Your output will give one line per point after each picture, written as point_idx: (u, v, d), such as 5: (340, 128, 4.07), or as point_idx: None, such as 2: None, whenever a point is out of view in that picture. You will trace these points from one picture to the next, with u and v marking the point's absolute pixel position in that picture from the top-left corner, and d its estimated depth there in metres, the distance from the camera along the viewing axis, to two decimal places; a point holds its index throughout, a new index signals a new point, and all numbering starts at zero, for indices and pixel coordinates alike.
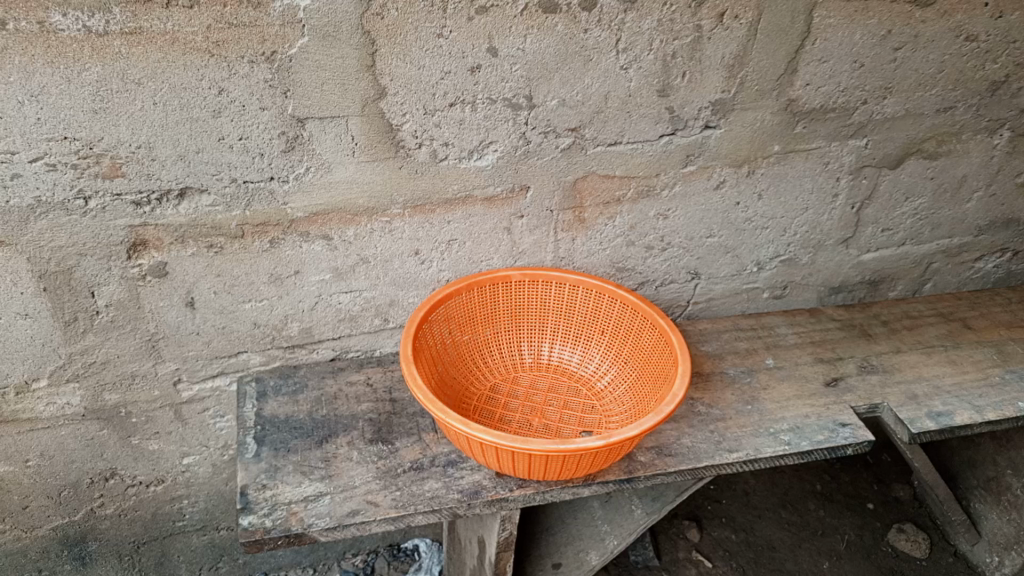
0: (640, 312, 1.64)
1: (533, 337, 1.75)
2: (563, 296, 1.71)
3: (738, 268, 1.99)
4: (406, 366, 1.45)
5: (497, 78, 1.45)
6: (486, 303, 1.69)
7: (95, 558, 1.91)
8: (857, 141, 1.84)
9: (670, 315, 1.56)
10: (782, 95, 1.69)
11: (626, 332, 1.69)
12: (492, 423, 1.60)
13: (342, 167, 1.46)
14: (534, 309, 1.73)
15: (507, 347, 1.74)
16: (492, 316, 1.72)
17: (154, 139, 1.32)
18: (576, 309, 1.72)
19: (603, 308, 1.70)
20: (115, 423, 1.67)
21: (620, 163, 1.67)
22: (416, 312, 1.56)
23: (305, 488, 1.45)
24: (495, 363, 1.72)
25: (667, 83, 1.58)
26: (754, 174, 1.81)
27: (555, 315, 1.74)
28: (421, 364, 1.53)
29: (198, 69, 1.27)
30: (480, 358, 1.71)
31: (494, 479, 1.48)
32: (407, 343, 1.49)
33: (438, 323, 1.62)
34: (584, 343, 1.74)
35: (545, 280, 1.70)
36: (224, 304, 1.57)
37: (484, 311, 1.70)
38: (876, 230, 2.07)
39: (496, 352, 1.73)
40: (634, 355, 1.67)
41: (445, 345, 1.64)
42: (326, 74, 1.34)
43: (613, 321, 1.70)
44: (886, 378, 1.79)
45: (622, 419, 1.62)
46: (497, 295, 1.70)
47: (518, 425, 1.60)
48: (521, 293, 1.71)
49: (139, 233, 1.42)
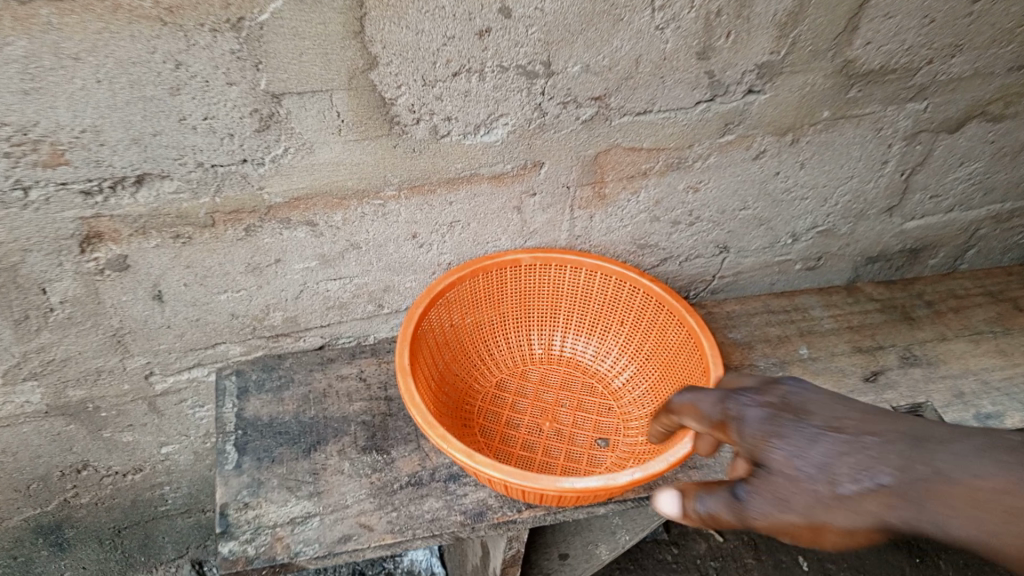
0: (663, 305, 1.48)
1: (543, 326, 1.60)
2: (578, 284, 1.54)
3: (771, 240, 1.79)
4: (403, 378, 1.29)
5: (510, 42, 1.22)
6: (492, 291, 1.53)
7: (73, 544, 1.78)
8: (915, 105, 1.62)
9: (699, 312, 1.40)
10: (838, 56, 1.45)
11: (647, 324, 1.53)
12: (499, 428, 1.45)
13: (327, 146, 1.25)
14: (547, 296, 1.57)
15: (515, 338, 1.59)
16: (499, 305, 1.56)
17: (102, 122, 1.11)
18: (592, 298, 1.56)
19: (622, 298, 1.54)
20: (82, 418, 1.51)
21: (648, 134, 1.45)
22: (415, 307, 1.40)
23: (291, 507, 1.31)
24: (501, 355, 1.57)
25: (708, 44, 1.34)
26: (798, 142, 1.59)
27: (568, 304, 1.58)
28: (419, 366, 1.38)
29: (149, 40, 1.05)
30: (485, 351, 1.56)
31: (501, 497, 1.35)
32: (405, 347, 1.34)
33: (439, 317, 1.46)
34: (600, 334, 1.59)
35: (558, 266, 1.53)
36: (197, 296, 1.39)
37: (490, 299, 1.54)
38: (923, 197, 1.86)
39: (503, 343, 1.58)
40: (656, 351, 1.52)
41: (447, 339, 1.49)
42: (305, 43, 1.12)
43: (633, 312, 1.55)
44: (930, 372, 1.63)
45: (642, 424, 1.47)
46: (504, 283, 1.54)
47: (527, 429, 1.45)
48: (531, 280, 1.55)
49: (92, 225, 1.22)
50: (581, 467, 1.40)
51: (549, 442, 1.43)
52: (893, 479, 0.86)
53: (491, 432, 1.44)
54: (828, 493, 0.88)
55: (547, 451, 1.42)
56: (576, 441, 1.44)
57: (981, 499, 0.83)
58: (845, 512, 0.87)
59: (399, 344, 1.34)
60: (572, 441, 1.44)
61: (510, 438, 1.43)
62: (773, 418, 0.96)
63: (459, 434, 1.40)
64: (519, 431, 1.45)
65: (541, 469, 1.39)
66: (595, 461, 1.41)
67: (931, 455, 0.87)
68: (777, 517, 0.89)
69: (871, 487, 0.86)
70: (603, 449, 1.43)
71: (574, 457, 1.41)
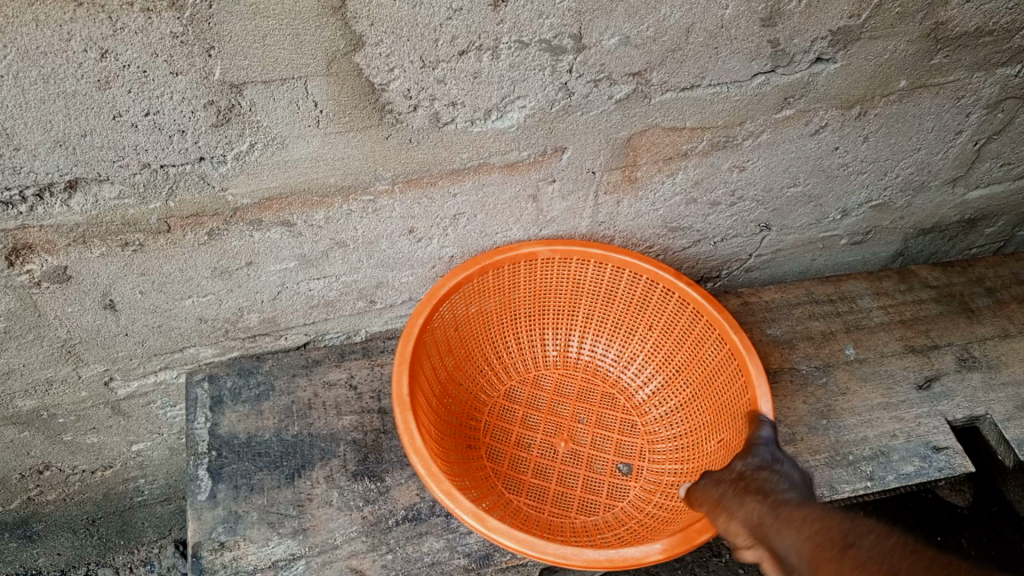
0: (701, 314, 1.28)
1: (558, 324, 1.41)
2: (602, 282, 1.34)
3: (818, 217, 1.56)
4: (402, 412, 1.11)
5: (532, 12, 0.96)
6: (501, 289, 1.33)
7: (44, 535, 1.65)
8: (1007, 70, 1.35)
9: (744, 331, 1.20)
10: (929, 18, 1.19)
11: (679, 332, 1.33)
12: (508, 449, 1.29)
13: (302, 141, 1.01)
14: (564, 293, 1.37)
15: (526, 338, 1.40)
16: (509, 302, 1.36)
17: (15, 123, 0.88)
18: (616, 298, 1.36)
19: (653, 299, 1.33)
20: (37, 425, 1.34)
21: (693, 112, 1.20)
22: (415, 319, 1.19)
23: (273, 549, 1.13)
24: (509, 359, 1.39)
25: (776, 9, 1.08)
26: (866, 115, 1.34)
27: (588, 303, 1.38)
28: (418, 386, 1.19)
29: (62, 25, 0.80)
30: (491, 355, 1.37)
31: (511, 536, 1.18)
32: (403, 372, 1.14)
33: (441, 324, 1.26)
34: (623, 337, 1.40)
35: (579, 262, 1.31)
36: (157, 304, 1.19)
37: (500, 297, 1.34)
38: (995, 165, 1.61)
39: (512, 344, 1.39)
40: (689, 364, 1.33)
41: (448, 346, 1.30)
42: (270, 23, 0.87)
43: (662, 317, 1.34)
44: (990, 378, 1.44)
45: (670, 448, 1.30)
46: (516, 279, 1.34)
47: (539, 453, 1.29)
48: (548, 277, 1.34)
49: (19, 237, 1.00)
50: (600, 501, 1.25)
51: (564, 468, 1.27)
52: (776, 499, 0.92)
53: (498, 455, 1.28)
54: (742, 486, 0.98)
55: (561, 480, 1.26)
56: (594, 468, 1.28)
57: (807, 520, 0.85)
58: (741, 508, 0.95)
59: (396, 366, 1.15)
60: (590, 468, 1.28)
61: (520, 464, 1.27)
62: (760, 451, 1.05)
63: (463, 461, 1.24)
64: (530, 454, 1.29)
65: (555, 504, 1.23)
66: (615, 493, 1.26)
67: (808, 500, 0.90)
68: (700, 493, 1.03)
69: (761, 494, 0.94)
70: (624, 479, 1.28)
71: (592, 489, 1.26)
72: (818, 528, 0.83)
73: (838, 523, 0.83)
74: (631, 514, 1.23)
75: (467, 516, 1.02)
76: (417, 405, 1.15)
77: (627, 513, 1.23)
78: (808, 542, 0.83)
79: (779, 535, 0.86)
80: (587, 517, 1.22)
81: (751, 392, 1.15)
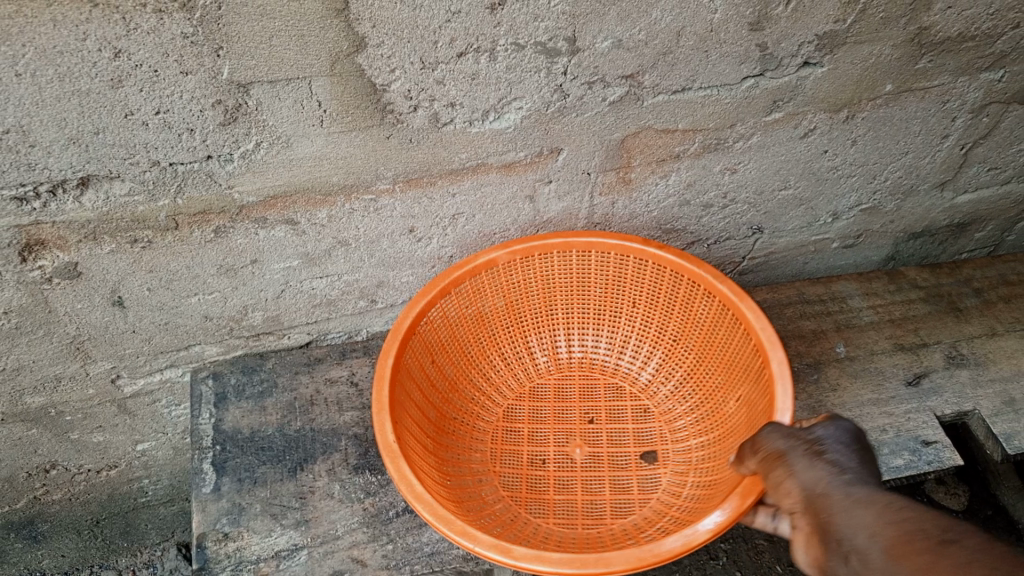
0: (680, 276, 1.28)
1: (541, 330, 1.40)
2: (572, 270, 1.33)
3: (810, 220, 1.60)
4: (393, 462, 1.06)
5: (528, 15, 1.00)
6: (470, 300, 1.31)
7: (49, 536, 1.67)
8: (990, 75, 1.40)
9: (729, 278, 1.20)
10: (912, 23, 1.23)
11: (665, 299, 1.33)
12: (522, 472, 1.25)
13: (306, 140, 1.05)
14: (537, 292, 1.36)
15: (513, 349, 1.39)
16: (483, 318, 1.35)
17: (31, 121, 0.91)
18: (590, 286, 1.35)
19: (629, 276, 1.32)
20: (45, 423, 1.37)
21: (685, 114, 1.24)
22: (384, 364, 1.15)
23: (275, 539, 1.16)
24: (501, 378, 1.37)
25: (764, 13, 1.12)
26: (853, 119, 1.38)
27: (564, 296, 1.37)
28: (402, 420, 1.15)
29: (78, 25, 0.84)
30: (481, 379, 1.36)
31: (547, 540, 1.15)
32: (384, 421, 1.09)
33: (415, 357, 1.23)
34: (609, 323, 1.39)
35: (543, 256, 1.30)
36: (164, 301, 1.22)
37: (474, 311, 1.33)
38: (982, 169, 1.64)
39: (498, 363, 1.38)
40: (685, 331, 1.33)
41: (429, 378, 1.27)
42: (275, 24, 0.91)
43: (643, 290, 1.34)
44: (978, 375, 1.47)
45: (689, 422, 1.29)
46: (484, 288, 1.31)
47: (555, 466, 1.25)
48: (515, 279, 1.32)
49: (32, 233, 1.04)
50: (633, 498, 1.21)
51: (587, 476, 1.24)
52: (853, 481, 0.85)
53: (514, 481, 1.24)
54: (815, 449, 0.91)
55: (588, 487, 1.23)
56: (619, 465, 1.26)
57: (890, 507, 0.80)
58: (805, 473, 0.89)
59: (375, 416, 1.10)
60: (614, 467, 1.26)
61: (539, 482, 1.24)
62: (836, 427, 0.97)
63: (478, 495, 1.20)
64: (546, 469, 1.25)
65: (587, 512, 1.20)
66: (647, 486, 1.23)
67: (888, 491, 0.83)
68: (771, 437, 0.95)
69: (835, 465, 0.88)
70: (651, 467, 1.25)
71: (621, 487, 1.23)
72: (904, 516, 0.77)
73: (929, 517, 0.76)
74: (669, 502, 1.20)
75: (490, 551, 0.98)
76: (407, 450, 1.10)
77: (664, 503, 1.20)
78: (893, 531, 0.77)
79: (851, 514, 0.81)
80: (625, 519, 1.19)
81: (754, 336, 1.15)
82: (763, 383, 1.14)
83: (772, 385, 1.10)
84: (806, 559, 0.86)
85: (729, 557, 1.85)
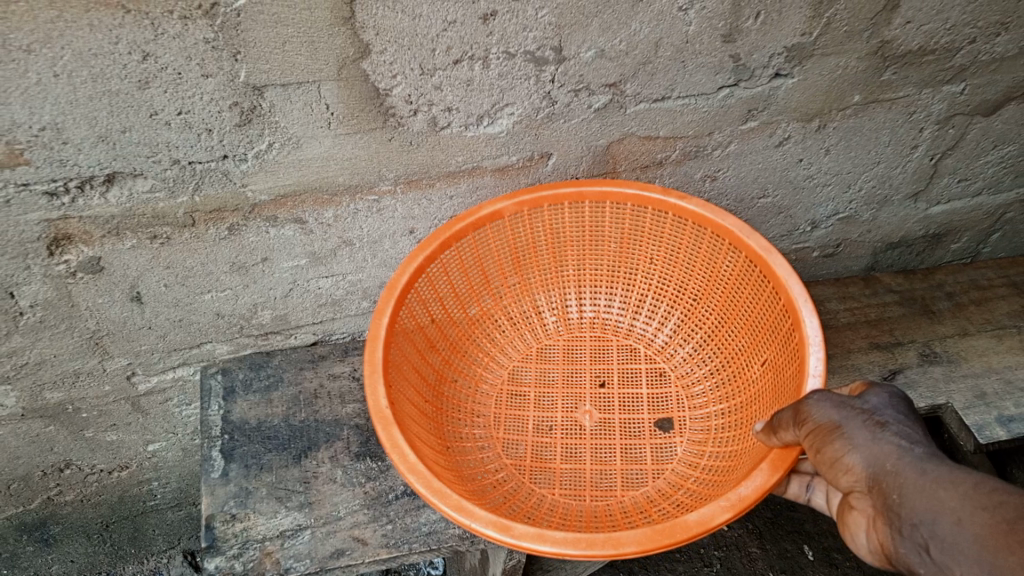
0: (703, 229, 1.28)
1: (550, 288, 1.44)
2: (583, 222, 1.34)
3: (790, 227, 1.69)
4: (385, 429, 1.07)
5: (518, 26, 1.10)
6: (473, 257, 1.33)
7: (60, 539, 1.72)
8: (952, 87, 1.49)
9: (757, 233, 1.20)
10: (875, 36, 1.33)
11: (684, 256, 1.34)
12: (528, 441, 1.29)
13: (315, 141, 1.14)
14: (545, 250, 1.39)
15: (519, 308, 1.43)
16: (487, 277, 1.39)
17: (64, 119, 1.00)
18: (603, 242, 1.38)
19: (647, 229, 1.34)
20: (62, 419, 1.43)
21: (666, 122, 1.34)
22: (378, 325, 1.16)
23: (280, 520, 1.22)
24: (506, 339, 1.42)
25: (735, 26, 1.22)
26: (825, 128, 1.47)
27: (575, 253, 1.40)
28: (394, 381, 1.17)
29: (111, 29, 0.93)
30: (484, 339, 1.41)
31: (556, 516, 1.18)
32: (376, 383, 1.10)
33: (411, 313, 1.25)
34: (624, 282, 1.42)
35: (550, 208, 1.32)
36: (179, 297, 1.30)
37: (480, 270, 1.36)
38: (952, 180, 1.73)
39: (503, 323, 1.42)
40: (706, 290, 1.35)
41: (427, 336, 1.30)
42: (288, 31, 1.00)
43: (660, 247, 1.35)
44: (951, 371, 1.56)
45: (707, 386, 1.33)
46: (488, 246, 1.34)
47: (563, 434, 1.30)
48: (522, 235, 1.35)
49: (60, 227, 1.12)
50: (647, 468, 1.25)
51: (597, 445, 1.28)
52: (919, 458, 0.85)
53: (520, 450, 1.28)
54: (874, 423, 0.92)
55: (598, 456, 1.27)
56: (632, 433, 1.29)
57: (968, 484, 0.78)
58: (864, 449, 0.89)
59: (368, 377, 1.11)
60: (629, 434, 1.29)
61: (546, 450, 1.28)
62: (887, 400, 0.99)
63: (478, 464, 1.25)
64: (552, 437, 1.30)
65: (596, 482, 1.23)
66: (664, 455, 1.26)
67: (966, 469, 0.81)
68: (821, 408, 0.96)
69: (900, 441, 0.88)
70: (667, 434, 1.29)
71: (635, 458, 1.26)
72: (987, 494, 0.76)
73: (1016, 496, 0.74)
74: (686, 475, 1.23)
75: (487, 528, 0.98)
76: (400, 418, 1.11)
77: (680, 475, 1.23)
78: (976, 513, 0.75)
79: (923, 492, 0.80)
80: (639, 489, 1.22)
81: (784, 293, 1.14)
82: (792, 345, 1.14)
83: (802, 347, 1.10)
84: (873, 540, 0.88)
85: (723, 564, 1.88)
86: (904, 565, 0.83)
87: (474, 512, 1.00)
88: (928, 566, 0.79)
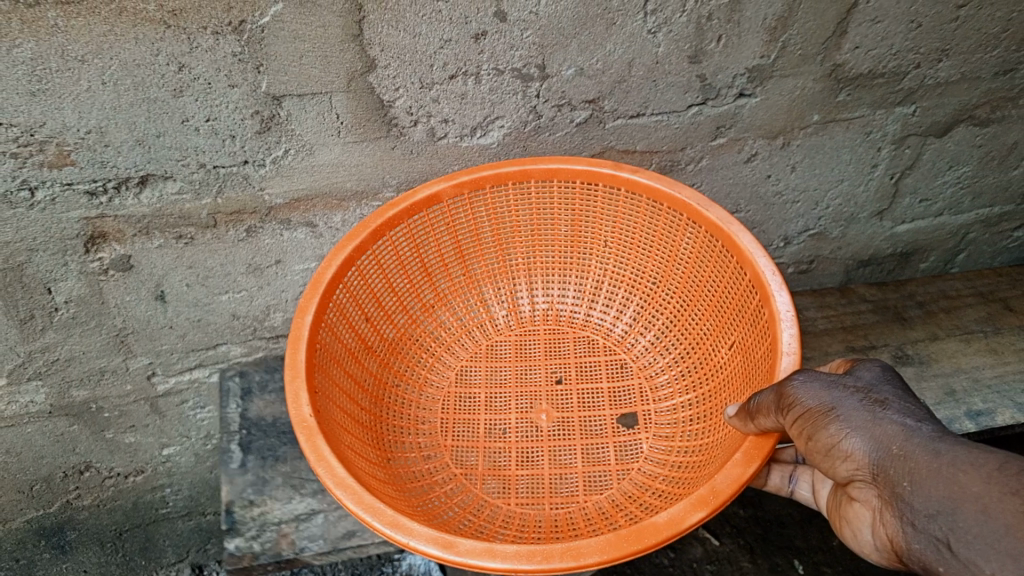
0: (659, 204, 1.40)
1: (499, 281, 1.57)
2: (532, 209, 1.47)
3: (763, 243, 1.85)
4: (309, 437, 1.07)
5: (506, 45, 1.25)
6: (422, 243, 1.44)
7: (75, 547, 1.79)
8: (904, 109, 1.62)
9: (717, 204, 1.31)
10: (827, 60, 1.46)
11: (641, 238, 1.48)
12: (479, 449, 1.37)
13: (326, 148, 1.28)
14: (492, 242, 1.52)
15: (466, 302, 1.56)
16: (428, 269, 1.49)
17: (107, 123, 1.14)
18: (554, 226, 1.50)
19: (602, 209, 1.46)
20: (85, 418, 1.53)
21: (642, 137, 1.50)
22: (300, 326, 1.20)
23: (295, 505, 1.31)
24: (450, 338, 1.53)
25: (700, 48, 1.37)
26: (789, 146, 1.62)
27: (526, 245, 1.54)
28: (324, 376, 1.24)
29: (154, 42, 1.08)
30: (426, 334, 1.52)
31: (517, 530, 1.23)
32: (299, 391, 1.11)
33: (339, 310, 1.31)
34: (579, 270, 1.56)
35: (492, 191, 1.43)
36: (199, 296, 1.42)
37: (426, 263, 1.48)
38: (913, 200, 1.85)
39: (444, 318, 1.54)
40: (667, 271, 1.48)
41: (359, 339, 1.37)
42: (305, 46, 1.15)
43: (616, 229, 1.49)
44: (922, 370, 1.66)
45: (671, 373, 1.44)
46: (432, 238, 1.45)
47: (518, 437, 1.38)
48: (465, 226, 1.47)
49: (96, 225, 1.25)
50: (610, 471, 1.32)
51: (555, 447, 1.36)
52: (926, 442, 0.81)
53: (473, 459, 1.36)
54: (872, 404, 0.88)
55: (559, 459, 1.35)
56: (593, 431, 1.38)
57: (989, 468, 0.74)
58: (864, 434, 0.86)
59: (290, 384, 1.13)
60: (588, 433, 1.38)
61: (501, 457, 1.36)
62: (880, 376, 0.95)
63: (424, 475, 1.32)
64: (507, 441, 1.38)
65: (555, 488, 1.30)
66: (626, 455, 1.34)
67: (984, 450, 0.77)
68: (808, 391, 0.92)
69: (903, 422, 0.85)
70: (629, 432, 1.38)
71: (598, 459, 1.34)
72: (1011, 477, 0.72)
73: None
74: (653, 476, 1.30)
75: (428, 545, 0.95)
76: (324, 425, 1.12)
77: (647, 477, 1.30)
78: (1004, 501, 0.71)
79: (939, 481, 0.77)
80: (600, 496, 1.29)
81: (752, 268, 1.24)
82: (762, 323, 1.23)
83: (774, 323, 1.19)
84: (881, 533, 0.84)
85: None
86: (917, 560, 0.80)
87: (412, 530, 0.97)
88: (947, 562, 0.75)
